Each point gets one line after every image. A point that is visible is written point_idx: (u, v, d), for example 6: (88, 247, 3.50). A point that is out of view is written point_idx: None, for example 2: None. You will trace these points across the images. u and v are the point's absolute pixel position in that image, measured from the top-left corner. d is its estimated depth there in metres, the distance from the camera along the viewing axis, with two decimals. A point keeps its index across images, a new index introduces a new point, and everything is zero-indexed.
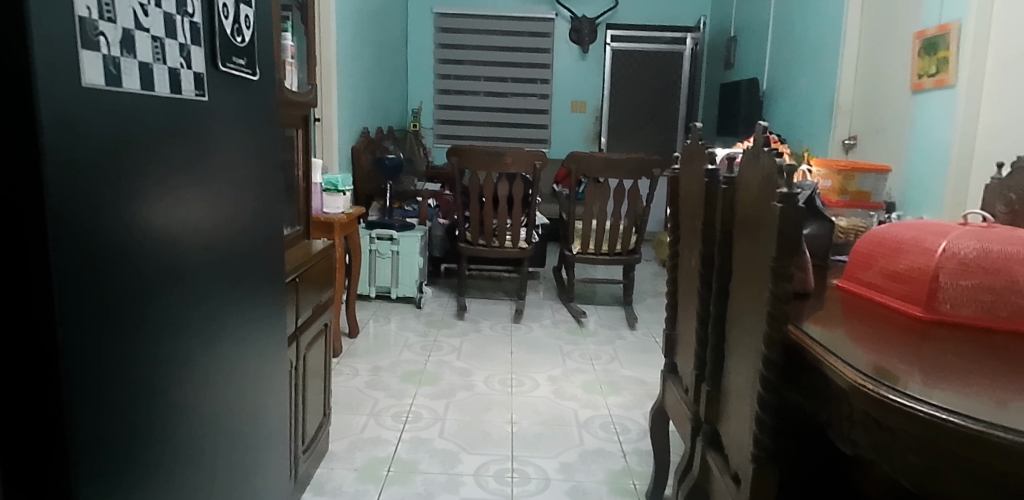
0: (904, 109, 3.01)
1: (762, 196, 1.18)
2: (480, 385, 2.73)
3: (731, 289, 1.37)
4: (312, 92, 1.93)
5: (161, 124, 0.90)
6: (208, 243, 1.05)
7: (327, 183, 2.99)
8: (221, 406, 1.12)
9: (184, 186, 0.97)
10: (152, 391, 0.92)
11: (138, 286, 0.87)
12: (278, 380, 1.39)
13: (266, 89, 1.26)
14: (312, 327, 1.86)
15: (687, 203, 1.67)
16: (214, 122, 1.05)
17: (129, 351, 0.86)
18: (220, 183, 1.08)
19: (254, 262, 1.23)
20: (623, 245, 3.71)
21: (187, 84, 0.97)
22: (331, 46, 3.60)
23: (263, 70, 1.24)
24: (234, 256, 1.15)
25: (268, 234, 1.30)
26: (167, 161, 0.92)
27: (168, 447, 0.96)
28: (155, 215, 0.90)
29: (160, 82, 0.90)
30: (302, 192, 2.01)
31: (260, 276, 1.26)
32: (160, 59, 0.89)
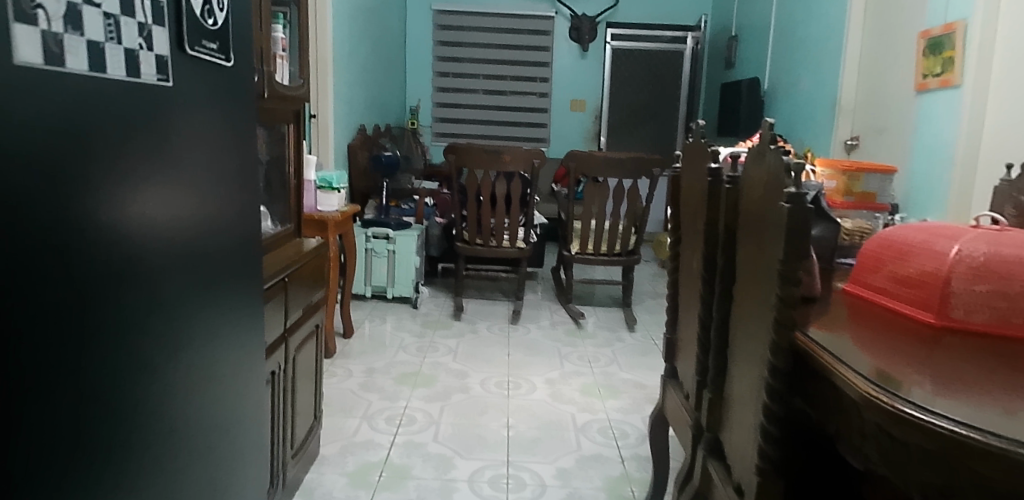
0: (908, 109, 2.96)
1: (768, 196, 1.13)
2: (476, 388, 2.68)
3: (734, 292, 1.32)
4: (304, 86, 1.88)
5: (118, 112, 0.85)
6: (179, 240, 1.01)
7: (322, 180, 2.93)
8: (194, 411, 1.08)
9: (150, 182, 0.92)
10: (115, 393, 0.88)
11: (97, 287, 0.83)
12: (259, 378, 1.35)
13: (243, 76, 1.20)
14: (302, 328, 1.80)
15: (689, 203, 1.62)
16: (185, 115, 1.01)
17: (87, 356, 0.82)
18: (189, 175, 1.03)
19: (228, 258, 1.18)
20: (623, 245, 3.66)
21: (148, 68, 0.91)
22: (327, 42, 3.55)
23: (238, 55, 1.18)
24: (208, 254, 1.10)
25: (246, 230, 1.25)
26: (130, 154, 0.88)
27: (134, 455, 0.93)
28: (117, 210, 0.85)
29: (115, 64, 0.84)
30: (294, 188, 1.96)
31: (235, 275, 1.21)
32: (114, 39, 0.83)
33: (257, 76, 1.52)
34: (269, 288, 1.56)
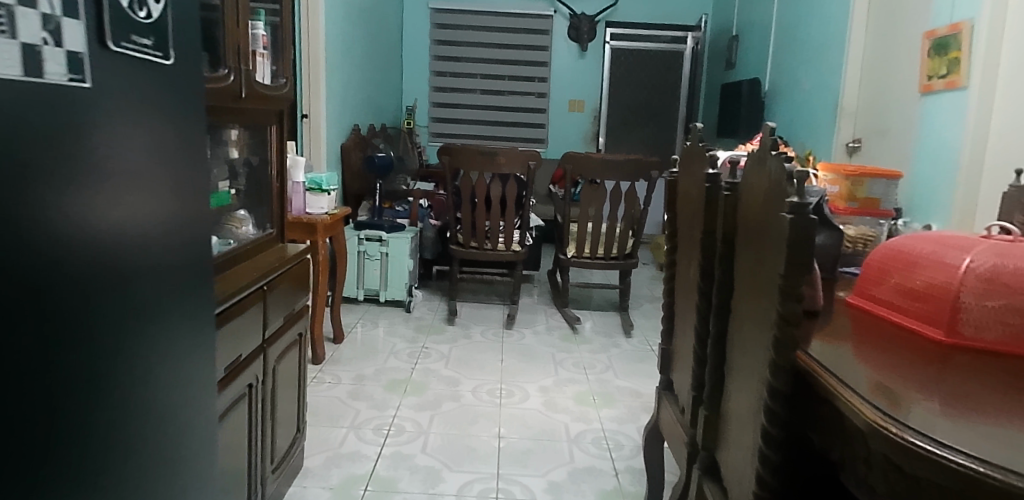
0: (912, 111, 2.89)
1: (769, 206, 1.06)
2: (468, 396, 2.61)
3: (731, 305, 1.25)
4: (286, 85, 1.81)
5: (14, 119, 0.68)
6: (142, 251, 0.92)
7: (311, 182, 2.85)
8: (174, 427, 1.02)
9: (103, 197, 0.82)
10: (90, 399, 0.82)
11: (60, 302, 0.76)
12: None
13: (191, 69, 1.03)
14: (283, 338, 1.73)
15: (686, 210, 1.55)
16: (132, 121, 0.88)
17: (52, 375, 0.75)
18: (123, 186, 0.86)
19: (179, 278, 1.02)
20: (619, 249, 3.60)
21: (55, 66, 0.73)
22: (319, 41, 3.48)
23: (182, 48, 1.01)
24: (174, 266, 1.01)
25: (200, 244, 1.09)
26: (51, 170, 0.74)
27: (108, 480, 0.86)
28: (33, 231, 0.71)
29: (5, 61, 0.67)
30: (276, 191, 1.88)
31: (189, 294, 1.05)
32: (6, 31, 0.67)
33: (232, 75, 1.45)
34: (246, 297, 1.49)
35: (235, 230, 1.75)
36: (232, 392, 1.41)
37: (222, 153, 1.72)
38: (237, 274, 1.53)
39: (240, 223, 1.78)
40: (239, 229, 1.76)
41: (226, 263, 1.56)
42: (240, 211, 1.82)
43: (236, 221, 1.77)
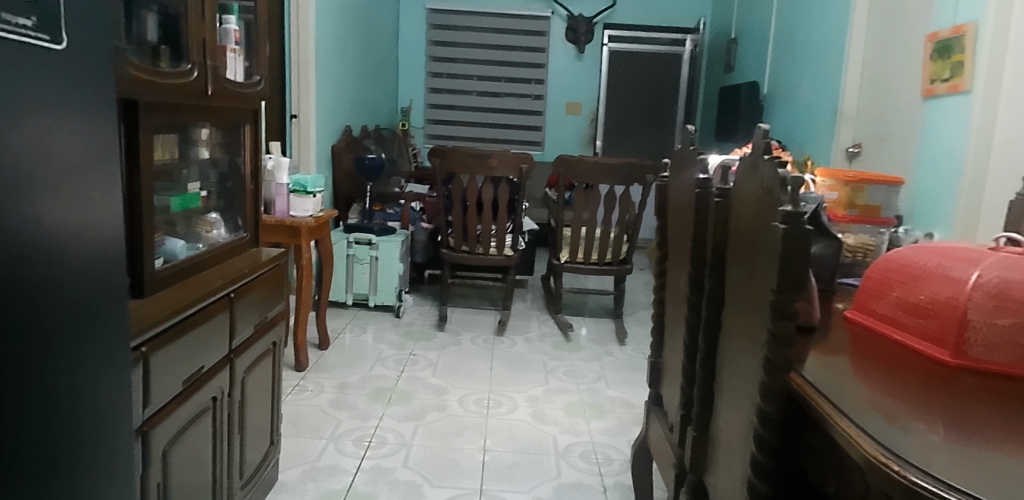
0: (914, 114, 2.82)
1: (761, 215, 0.98)
2: (454, 406, 2.52)
3: (722, 320, 1.17)
4: (260, 83, 1.73)
5: None
6: (94, 265, 0.92)
7: (295, 184, 2.75)
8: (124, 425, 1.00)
9: None
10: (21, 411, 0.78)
11: None
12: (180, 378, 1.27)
13: (95, 51, 0.89)
14: (253, 348, 1.65)
15: (677, 216, 1.46)
16: (24, 126, 0.77)
17: None
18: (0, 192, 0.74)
19: (91, 284, 0.91)
20: (613, 254, 3.51)
21: None
22: (309, 39, 3.39)
23: (86, 30, 0.87)
24: (91, 270, 0.91)
25: (112, 246, 0.97)
26: None
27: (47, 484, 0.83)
28: None
29: None
30: (251, 194, 1.79)
31: (107, 298, 0.95)
32: None
33: (197, 71, 1.38)
34: (212, 305, 1.41)
35: (205, 234, 1.69)
36: (193, 405, 1.34)
37: (192, 154, 1.65)
38: (203, 281, 1.46)
39: (210, 226, 1.72)
40: (209, 233, 1.71)
41: (191, 269, 1.48)
42: (212, 214, 1.76)
43: (206, 224, 1.71)
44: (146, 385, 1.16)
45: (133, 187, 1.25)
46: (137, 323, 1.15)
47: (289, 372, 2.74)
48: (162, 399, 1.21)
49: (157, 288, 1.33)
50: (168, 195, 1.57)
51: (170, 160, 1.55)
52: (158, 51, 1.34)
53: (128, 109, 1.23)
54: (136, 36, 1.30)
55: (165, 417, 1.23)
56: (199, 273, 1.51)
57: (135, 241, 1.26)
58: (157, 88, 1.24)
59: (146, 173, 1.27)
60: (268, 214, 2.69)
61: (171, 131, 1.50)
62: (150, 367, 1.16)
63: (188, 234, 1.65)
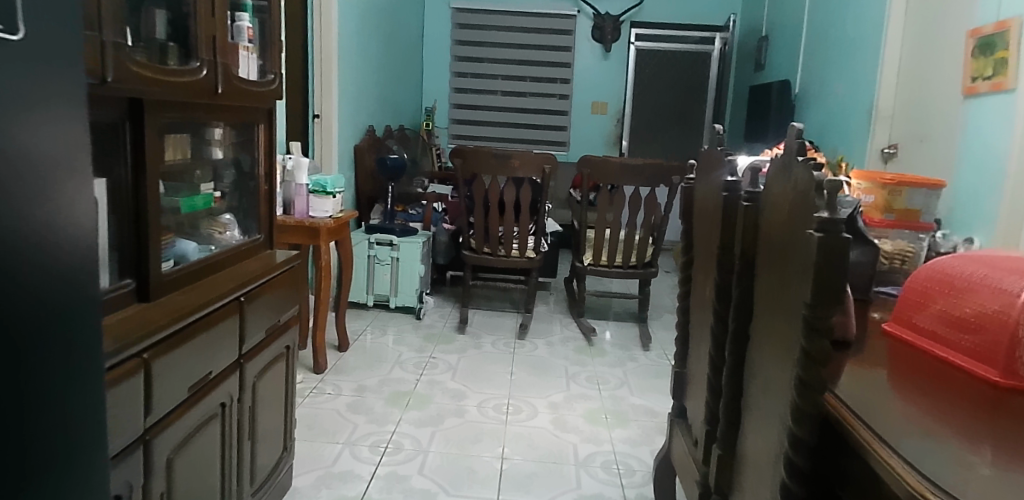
0: (954, 115, 2.69)
1: (794, 221, 0.91)
2: (473, 412, 2.47)
3: (750, 332, 1.10)
4: (274, 81, 1.70)
5: None
6: (46, 257, 0.72)
7: (314, 184, 2.71)
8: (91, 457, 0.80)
9: None
10: None
11: None
12: (176, 389, 1.21)
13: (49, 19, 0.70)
14: (265, 352, 1.62)
15: (703, 220, 1.39)
16: None
17: None
18: None
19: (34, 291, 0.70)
20: (638, 257, 3.43)
21: None
22: (331, 38, 3.37)
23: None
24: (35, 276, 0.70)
25: (71, 251, 0.75)
26: None
27: None
28: None
29: None
30: (264, 195, 1.77)
31: (58, 304, 0.74)
32: None
33: (206, 69, 1.35)
34: (221, 308, 1.38)
35: (217, 236, 1.67)
36: (200, 412, 1.31)
37: (206, 153, 1.62)
38: (212, 285, 1.42)
39: (223, 227, 1.70)
40: (221, 234, 1.68)
41: (201, 272, 1.45)
42: (226, 215, 1.73)
43: (219, 226, 1.69)
44: (149, 392, 1.13)
45: (139, 188, 1.23)
46: (140, 329, 1.13)
47: (308, 374, 2.72)
48: (165, 407, 1.18)
49: (163, 292, 1.30)
50: (179, 196, 1.54)
51: (183, 159, 1.52)
52: (167, 49, 1.32)
53: (134, 107, 1.20)
54: (145, 34, 1.28)
55: (169, 424, 1.20)
56: (209, 276, 1.48)
57: (142, 241, 1.24)
58: (164, 87, 1.21)
59: (152, 173, 1.24)
60: (287, 215, 2.67)
61: (183, 131, 1.48)
62: (152, 374, 1.13)
63: (199, 237, 1.63)
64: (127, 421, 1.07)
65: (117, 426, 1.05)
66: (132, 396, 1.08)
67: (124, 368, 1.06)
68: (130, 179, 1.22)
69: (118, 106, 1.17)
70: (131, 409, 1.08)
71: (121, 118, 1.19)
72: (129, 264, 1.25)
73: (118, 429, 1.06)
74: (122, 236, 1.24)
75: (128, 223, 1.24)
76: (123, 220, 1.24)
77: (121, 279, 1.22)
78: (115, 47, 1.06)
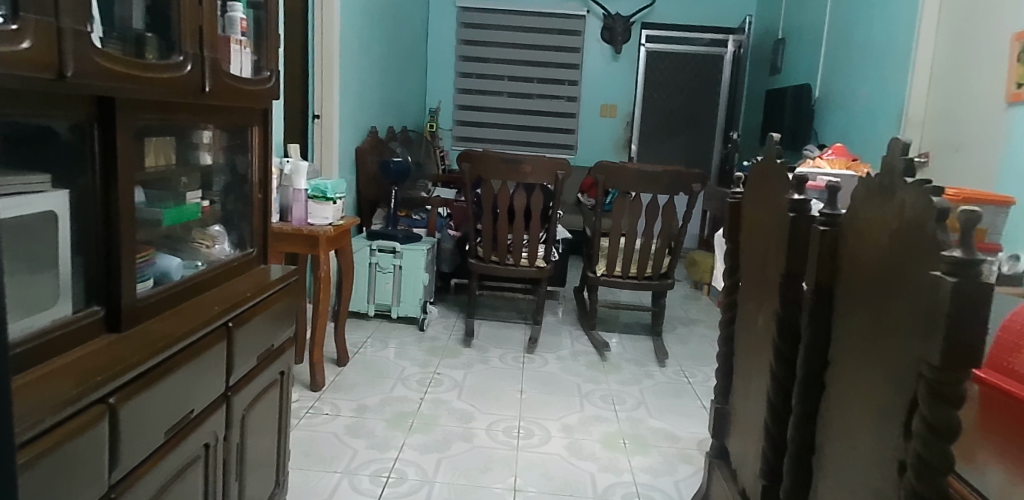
0: (995, 122, 2.56)
1: (902, 255, 0.73)
2: (482, 436, 2.30)
3: (828, 380, 0.94)
4: (270, 79, 1.53)
5: None
6: None
7: (314, 189, 2.54)
8: None
9: None
10: None
11: None
12: (149, 434, 1.04)
13: None
14: (257, 380, 1.44)
15: (755, 241, 1.22)
16: None
17: None
18: None
19: None
20: (654, 268, 3.26)
21: None
22: (333, 34, 3.20)
23: None
24: None
25: None
26: None
27: None
28: None
29: None
30: (258, 204, 1.60)
31: None
32: None
33: (191, 64, 1.18)
34: (207, 336, 1.21)
35: (204, 250, 1.50)
36: (179, 457, 1.14)
37: (192, 158, 1.46)
38: (196, 309, 1.25)
39: (212, 241, 1.53)
40: (209, 248, 1.52)
41: (182, 295, 1.28)
42: (215, 226, 1.57)
43: (207, 238, 1.53)
44: (115, 442, 0.96)
45: (110, 201, 1.06)
46: (107, 369, 0.96)
47: (304, 391, 2.55)
48: (135, 456, 1.02)
49: (137, 319, 1.13)
50: (160, 206, 1.37)
51: (167, 165, 1.37)
52: (144, 41, 1.15)
53: (105, 106, 1.03)
54: (119, 23, 1.11)
55: (142, 475, 1.04)
56: (192, 298, 1.31)
57: (114, 261, 1.08)
58: (139, 83, 1.04)
59: (125, 183, 1.07)
60: (285, 222, 2.50)
61: (167, 134, 1.32)
62: (119, 421, 0.96)
63: (187, 253, 1.46)
64: (87, 479, 0.91)
65: (75, 487, 0.88)
66: (96, 448, 0.92)
67: (85, 417, 0.89)
68: (98, 189, 1.05)
69: (86, 105, 1.00)
70: (94, 464, 0.92)
71: (88, 120, 1.01)
72: (97, 289, 1.08)
73: (77, 492, 0.89)
74: (91, 257, 1.07)
75: (97, 242, 1.07)
76: (91, 238, 1.07)
77: (86, 307, 1.06)
78: (78, 35, 0.90)
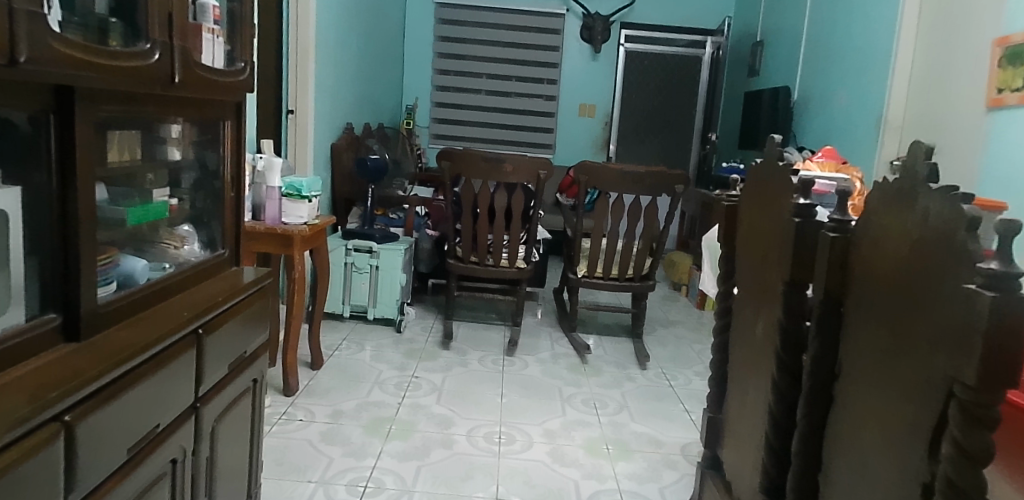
0: (975, 127, 2.58)
1: (928, 265, 0.69)
2: (462, 443, 2.24)
3: (837, 394, 0.90)
4: (244, 71, 1.45)
5: None
6: None
7: (289, 187, 2.45)
8: None
9: None
10: None
11: None
12: (110, 451, 0.96)
13: None
14: (227, 390, 1.36)
15: (754, 246, 1.18)
16: None
17: None
18: None
19: None
20: (636, 269, 3.23)
21: None
22: (309, 26, 3.10)
23: None
24: None
25: None
26: None
27: None
28: None
29: None
30: (230, 203, 1.52)
31: None
32: None
33: (159, 52, 1.09)
34: (174, 345, 1.13)
35: (173, 251, 1.41)
36: (144, 475, 1.06)
37: (159, 153, 1.37)
38: (163, 315, 1.17)
39: (180, 241, 1.45)
40: (177, 249, 1.43)
41: (147, 300, 1.19)
42: (184, 226, 1.48)
43: (175, 239, 1.44)
44: (71, 464, 0.88)
45: (68, 200, 0.97)
46: (62, 385, 0.87)
47: (277, 396, 2.46)
48: (95, 476, 0.94)
49: (98, 328, 1.04)
50: (125, 204, 1.29)
51: (131, 161, 1.28)
52: (108, 26, 1.07)
53: (62, 96, 0.94)
54: (79, 6, 1.03)
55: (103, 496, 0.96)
56: (159, 303, 1.23)
57: (72, 265, 0.99)
58: (102, 72, 0.96)
59: (85, 180, 0.99)
60: (257, 220, 2.40)
61: (131, 127, 1.23)
62: (76, 441, 0.88)
63: (152, 253, 1.37)
64: None
65: None
66: (49, 471, 0.84)
67: (37, 438, 0.81)
68: (55, 187, 0.97)
69: (42, 96, 0.91)
70: (46, 488, 0.83)
71: (44, 111, 0.93)
72: (54, 295, 0.99)
73: None
74: (47, 261, 0.99)
75: (54, 245, 0.99)
76: (47, 240, 0.98)
77: (41, 315, 0.97)
78: (32, 16, 0.81)
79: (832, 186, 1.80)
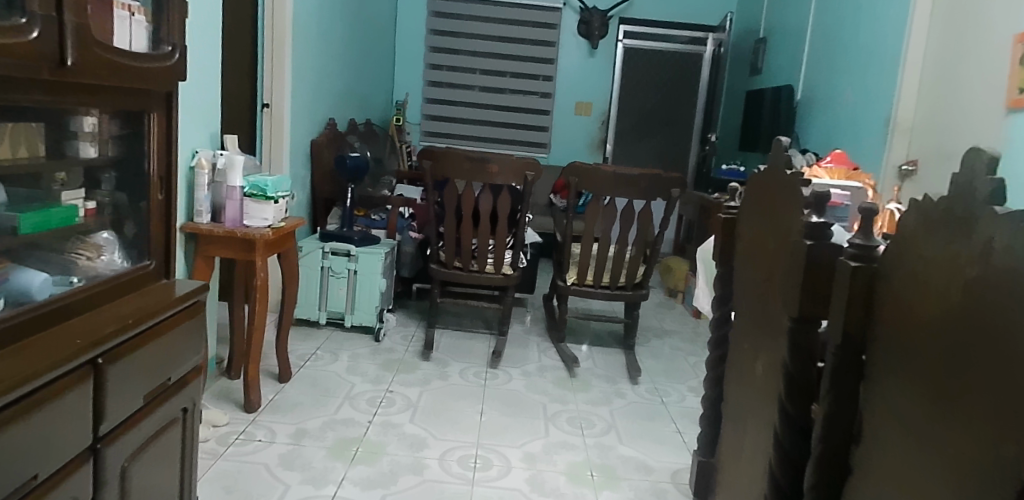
0: (993, 130, 2.40)
1: (996, 317, 0.52)
2: (433, 468, 2.05)
3: (856, 460, 0.72)
4: (171, 55, 1.27)
5: None
6: None
7: (253, 186, 2.25)
8: None
9: None
10: None
11: None
12: None
13: None
14: (146, 423, 1.18)
15: (756, 264, 0.99)
16: None
17: None
18: None
19: None
20: (628, 278, 3.04)
21: None
22: (285, 15, 2.92)
23: None
24: None
25: None
26: None
27: None
28: None
29: None
30: (158, 207, 1.33)
31: None
32: None
33: (40, 29, 0.91)
34: (63, 379, 0.95)
35: (85, 263, 1.23)
36: None
37: (70, 150, 1.19)
38: (56, 342, 0.99)
39: (97, 251, 1.26)
40: (92, 261, 1.25)
41: (41, 323, 1.02)
42: (105, 232, 1.29)
43: (91, 248, 1.26)
44: None
45: None
46: None
47: (237, 413, 2.28)
48: None
49: None
50: (17, 208, 1.10)
51: (30, 159, 1.10)
52: None
53: None
54: None
55: None
56: (60, 326, 1.06)
57: None
58: None
59: None
60: (217, 223, 2.21)
61: (26, 119, 1.06)
62: None
63: (56, 264, 1.19)
64: None
65: None
66: None
67: None
68: None
69: None
70: None
71: None
72: None
73: None
74: None
75: None
76: None
77: None
78: None
79: (846, 197, 1.65)
